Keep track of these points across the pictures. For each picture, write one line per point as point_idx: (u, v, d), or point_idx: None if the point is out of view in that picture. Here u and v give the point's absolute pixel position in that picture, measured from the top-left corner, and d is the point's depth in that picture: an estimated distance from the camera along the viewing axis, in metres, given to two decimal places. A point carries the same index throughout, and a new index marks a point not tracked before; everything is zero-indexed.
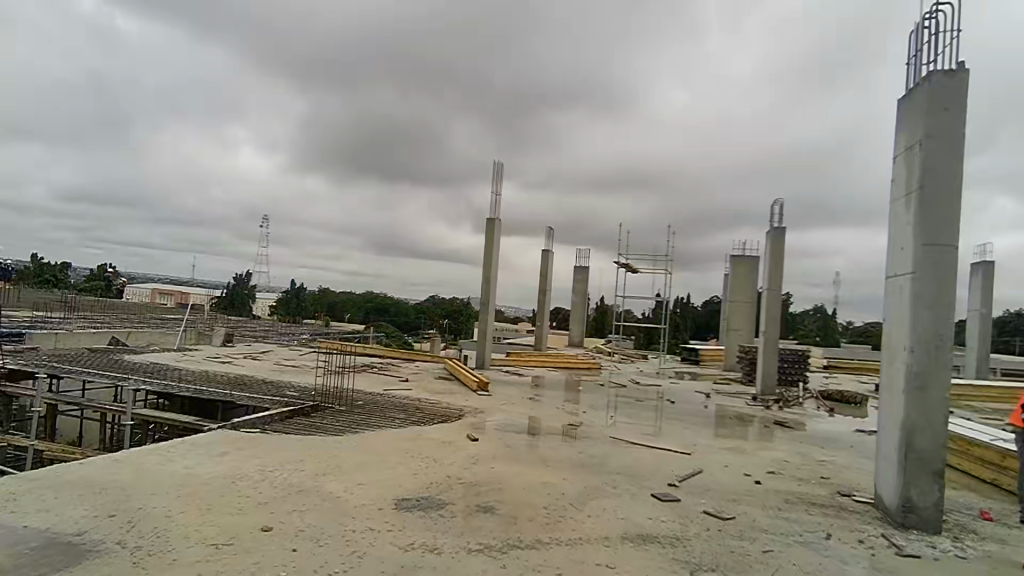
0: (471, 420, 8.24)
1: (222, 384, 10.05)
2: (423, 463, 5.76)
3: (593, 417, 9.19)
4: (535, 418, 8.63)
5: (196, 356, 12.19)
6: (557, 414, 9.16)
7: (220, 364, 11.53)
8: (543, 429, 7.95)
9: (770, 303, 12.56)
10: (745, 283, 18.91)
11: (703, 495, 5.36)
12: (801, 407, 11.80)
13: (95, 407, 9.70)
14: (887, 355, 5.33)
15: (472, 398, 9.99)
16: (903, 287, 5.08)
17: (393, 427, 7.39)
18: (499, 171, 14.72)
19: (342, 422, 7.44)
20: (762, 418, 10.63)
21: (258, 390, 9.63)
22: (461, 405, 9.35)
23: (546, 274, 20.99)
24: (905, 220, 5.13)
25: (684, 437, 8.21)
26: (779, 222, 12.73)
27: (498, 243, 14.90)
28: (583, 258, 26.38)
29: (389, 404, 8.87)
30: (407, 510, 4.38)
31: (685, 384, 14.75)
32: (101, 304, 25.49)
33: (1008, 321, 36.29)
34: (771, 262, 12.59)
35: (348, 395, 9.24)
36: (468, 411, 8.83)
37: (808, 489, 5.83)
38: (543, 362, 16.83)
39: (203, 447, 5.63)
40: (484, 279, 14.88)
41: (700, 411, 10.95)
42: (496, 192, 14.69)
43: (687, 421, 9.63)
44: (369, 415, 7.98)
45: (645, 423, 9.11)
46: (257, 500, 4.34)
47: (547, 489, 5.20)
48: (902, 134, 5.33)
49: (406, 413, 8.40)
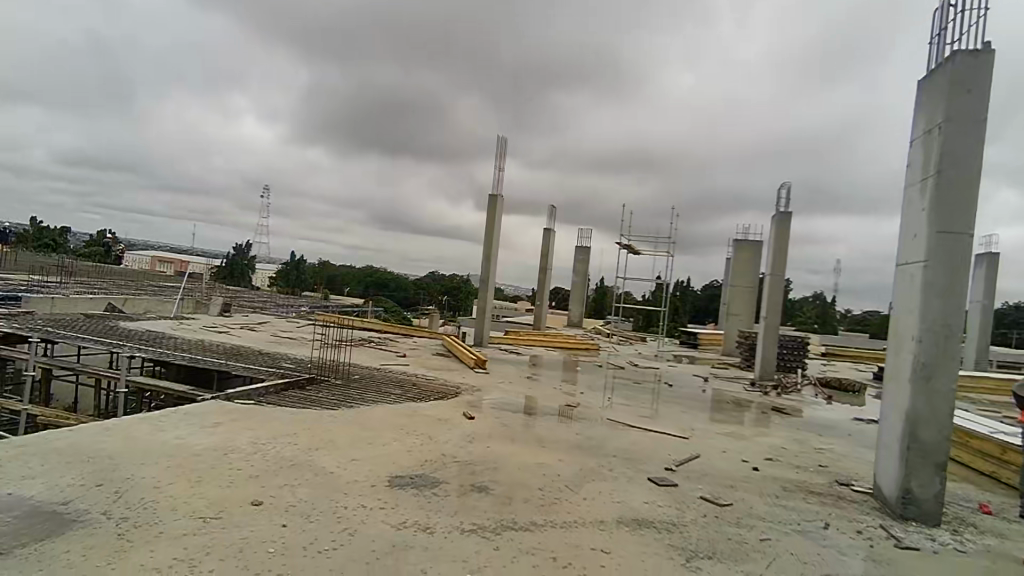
0: (468, 397, 8.17)
1: (218, 354, 9.97)
2: (418, 439, 5.69)
3: (590, 398, 9.12)
4: (532, 398, 8.57)
5: (193, 324, 12.11)
6: (554, 393, 9.10)
7: (217, 334, 11.44)
8: (540, 409, 7.89)
9: (772, 288, 12.43)
10: (747, 268, 18.77)
11: (700, 480, 5.30)
12: (799, 393, 11.75)
13: (89, 373, 9.62)
14: (894, 344, 5.21)
15: (469, 375, 9.93)
16: (915, 275, 4.95)
17: (389, 402, 7.33)
18: (503, 146, 14.47)
19: (338, 395, 7.37)
20: (760, 404, 10.59)
21: (254, 361, 9.56)
22: (458, 382, 9.28)
23: (547, 253, 20.84)
24: (920, 206, 4.98)
25: (682, 421, 8.16)
26: (785, 207, 12.54)
27: (500, 220, 14.72)
28: (585, 238, 26.20)
29: (386, 379, 8.80)
30: (401, 488, 4.31)
31: (683, 367, 14.71)
32: (99, 270, 25.36)
33: (1007, 314, 36.24)
34: (775, 247, 12.43)
35: (345, 369, 9.16)
36: (465, 388, 8.77)
37: (806, 477, 5.78)
38: (541, 341, 16.77)
39: (195, 417, 5.55)
40: (484, 256, 14.73)
41: (698, 395, 10.90)
42: (499, 168, 14.46)
43: (685, 405, 9.58)
44: (365, 390, 7.91)
45: (643, 405, 9.06)
46: (248, 473, 4.26)
47: (542, 470, 5.13)
48: (921, 117, 5.15)
49: (402, 388, 8.33)
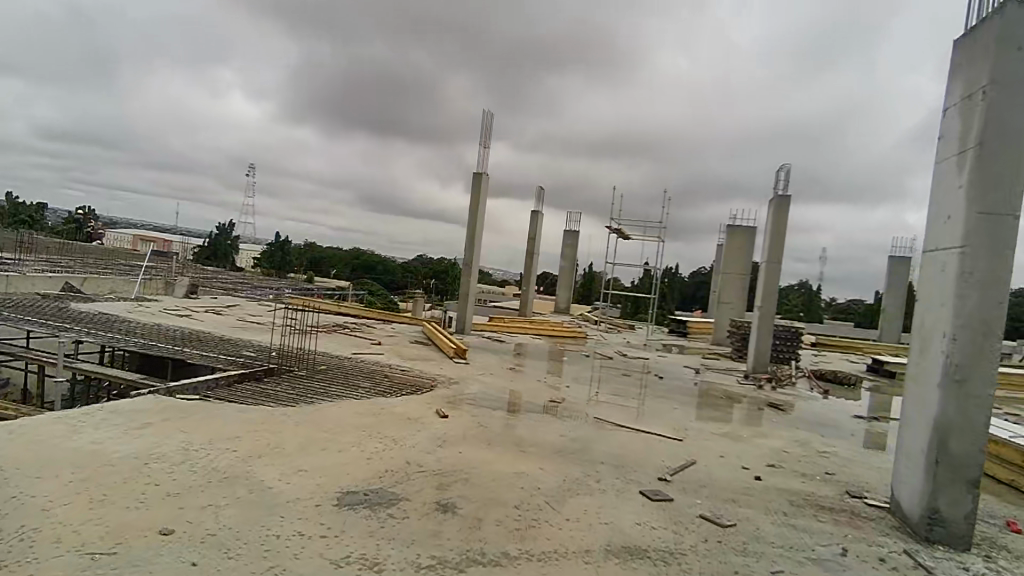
0: (443, 391, 7.50)
1: (174, 340, 9.19)
2: (380, 443, 5.01)
3: (577, 392, 8.49)
4: (513, 392, 7.92)
5: (152, 307, 11.28)
6: (538, 387, 8.46)
7: (177, 317, 10.63)
8: (521, 405, 7.25)
9: (768, 276, 11.85)
10: (739, 255, 18.19)
11: (698, 494, 4.68)
12: (794, 387, 11.22)
13: (31, 359, 8.80)
14: (919, 341, 4.62)
15: (447, 366, 9.25)
16: (947, 262, 4.34)
17: (355, 397, 6.64)
18: (488, 122, 13.68)
19: (298, 389, 6.67)
20: (754, 398, 10.04)
21: (213, 349, 8.80)
22: (434, 373, 8.61)
23: (534, 236, 20.14)
24: (955, 183, 4.35)
25: (674, 418, 7.57)
26: (784, 189, 11.92)
27: (484, 200, 13.96)
28: (574, 222, 25.49)
29: (355, 371, 8.09)
30: (350, 509, 3.64)
31: (673, 358, 14.14)
32: (69, 248, 24.25)
33: None
34: (772, 232, 11.83)
35: (311, 359, 8.44)
36: (440, 381, 8.10)
37: (814, 488, 5.19)
38: (526, 328, 16.13)
39: (121, 418, 4.82)
40: (468, 238, 13.99)
41: (690, 388, 10.32)
42: (484, 145, 13.67)
43: (676, 399, 9.00)
44: (330, 382, 7.21)
45: (632, 400, 8.45)
46: (165, 490, 3.57)
47: (520, 482, 4.48)
48: (958, 81, 4.51)
49: (372, 381, 7.64)
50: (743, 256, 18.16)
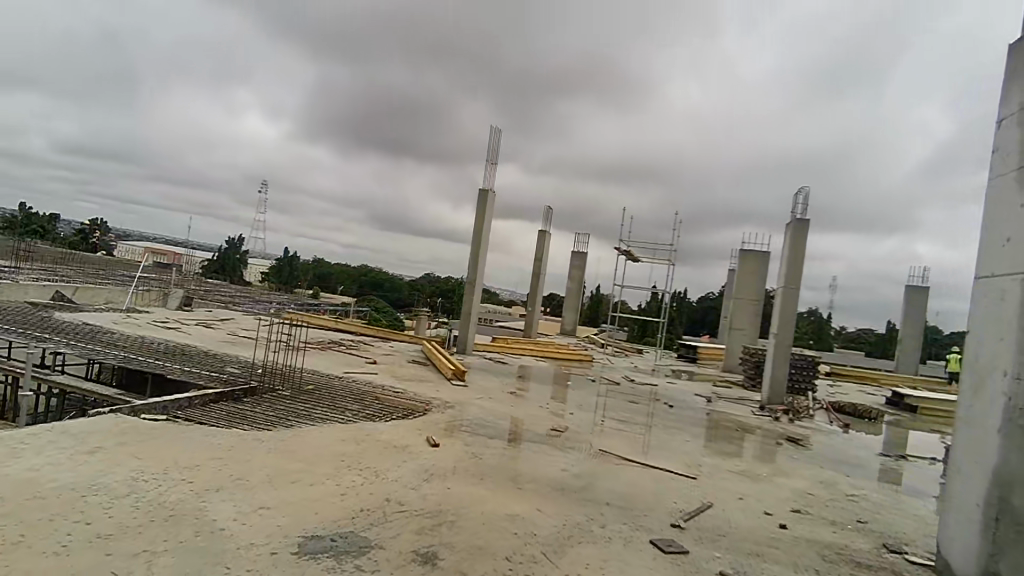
0: (437, 416, 6.97)
1: (157, 354, 8.71)
2: (359, 475, 4.48)
3: (581, 420, 7.92)
4: (512, 418, 7.37)
5: (140, 318, 10.84)
6: (539, 413, 7.91)
7: (164, 330, 10.17)
8: (520, 433, 6.70)
9: (785, 302, 11.29)
10: (752, 280, 17.62)
11: (717, 545, 4.11)
12: (812, 420, 10.57)
13: (5, 370, 8.33)
14: (974, 377, 4.06)
15: (444, 389, 8.72)
16: (1007, 290, 3.81)
17: (339, 421, 6.12)
18: (496, 138, 13.30)
19: (278, 411, 6.16)
20: (770, 431, 9.42)
21: (196, 365, 8.32)
22: (429, 396, 8.08)
23: (541, 256, 19.68)
24: (1015, 201, 3.85)
25: (686, 451, 6.98)
26: (803, 212, 11.41)
27: (490, 216, 13.54)
28: (582, 243, 25.04)
29: (343, 392, 7.57)
30: (311, 558, 3.11)
31: (683, 385, 13.52)
32: (71, 258, 24.03)
33: None
34: (790, 257, 11.30)
35: (298, 378, 7.94)
36: (435, 405, 7.56)
37: (847, 540, 4.60)
38: (530, 349, 15.58)
39: (71, 441, 4.33)
40: (472, 255, 13.55)
41: (702, 418, 9.71)
42: (491, 160, 13.28)
43: (688, 431, 8.41)
44: (316, 404, 6.71)
45: (640, 431, 7.87)
46: (96, 532, 3.06)
47: (513, 526, 3.93)
48: (1015, 89, 4.02)
49: (360, 403, 7.11)
50: (756, 282, 17.60)
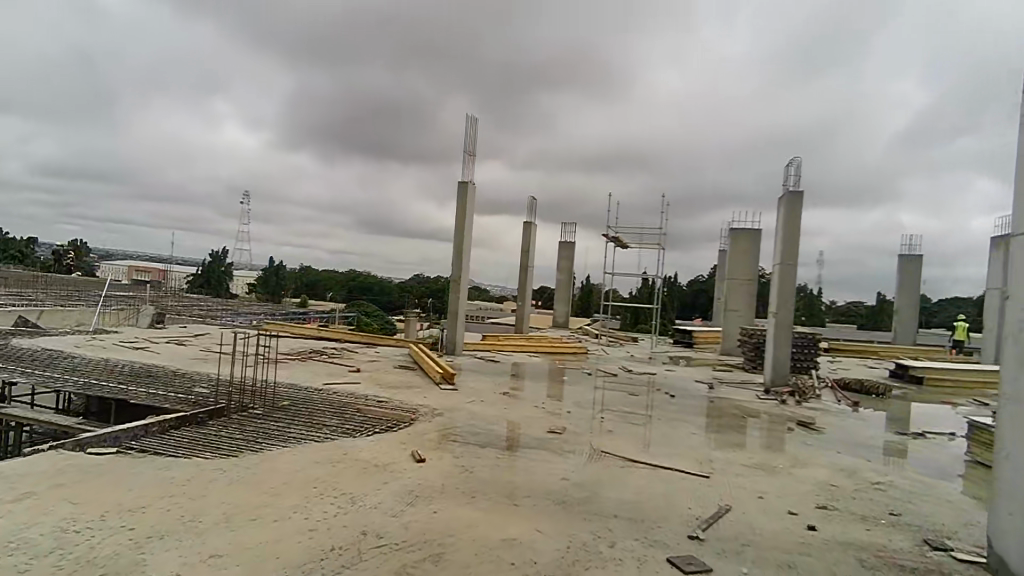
0: (424, 425, 6.42)
1: (120, 377, 8.09)
2: (333, 504, 3.94)
3: (580, 419, 7.40)
4: (506, 422, 6.84)
5: (106, 340, 10.19)
6: (534, 414, 7.38)
7: (131, 351, 9.53)
8: (515, 438, 6.18)
9: (783, 279, 10.84)
10: (745, 259, 17.19)
11: (742, 558, 3.61)
12: (820, 400, 10.13)
13: None
14: (1018, 348, 3.58)
15: (432, 394, 8.18)
16: None
17: (315, 439, 5.56)
18: (472, 127, 12.71)
19: (247, 433, 5.60)
20: (779, 415, 8.97)
21: (162, 387, 7.71)
22: (415, 404, 7.52)
23: (528, 248, 19.15)
24: None
25: (695, 445, 6.49)
26: (796, 184, 10.94)
27: (471, 209, 12.97)
28: (569, 234, 24.53)
29: (322, 406, 7.00)
30: None
31: (682, 372, 13.04)
32: (42, 280, 23.14)
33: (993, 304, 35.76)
34: (786, 231, 10.83)
35: (273, 395, 7.35)
36: (422, 413, 7.02)
37: (884, 537, 4.13)
38: (522, 345, 15.06)
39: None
40: (455, 251, 12.99)
41: (706, 406, 9.24)
42: (469, 151, 12.72)
43: (693, 421, 7.93)
44: (291, 422, 6.14)
45: (643, 426, 7.37)
46: None
47: (509, 554, 3.41)
48: None
49: (340, 417, 6.55)
50: (749, 261, 17.17)
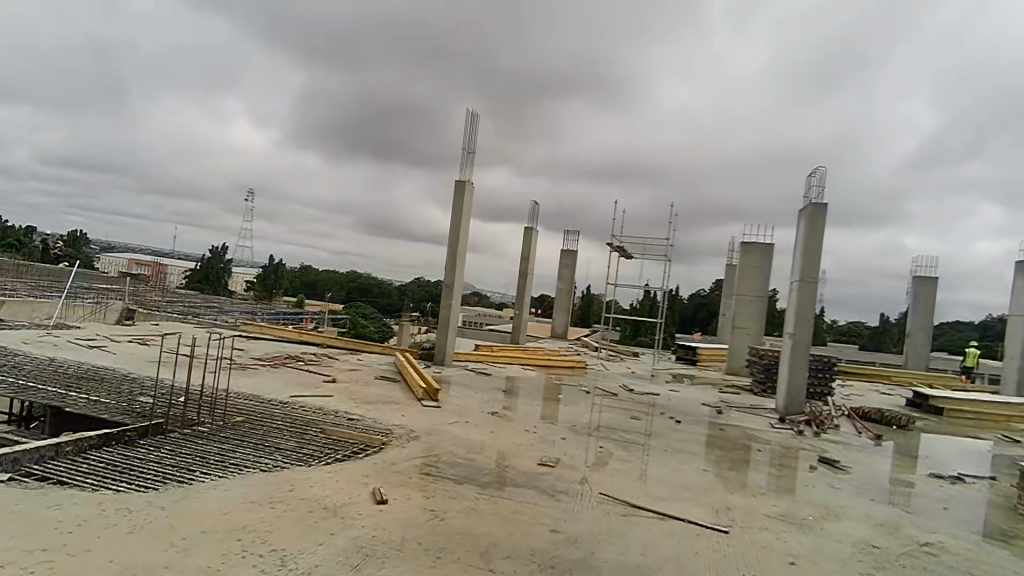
0: (396, 452, 5.55)
1: (61, 381, 7.20)
2: (255, 568, 3.08)
3: (576, 449, 6.54)
4: (491, 450, 5.97)
5: (60, 337, 9.31)
6: (524, 441, 6.51)
7: (83, 350, 8.65)
8: (500, 472, 5.31)
9: (802, 297, 9.99)
10: (755, 274, 16.34)
11: None
12: (840, 431, 9.25)
13: None
14: None
15: (411, 412, 7.32)
16: None
17: (262, 468, 4.69)
18: (472, 123, 11.85)
19: (181, 459, 4.73)
20: (797, 447, 8.10)
21: (106, 394, 6.83)
22: (390, 423, 6.64)
23: (528, 255, 18.31)
24: None
25: (708, 486, 5.62)
26: (819, 194, 10.09)
27: (468, 211, 12.12)
28: (571, 242, 23.70)
29: (281, 423, 6.11)
30: None
31: (687, 393, 12.17)
32: (25, 267, 22.31)
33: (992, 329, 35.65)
34: (806, 245, 9.98)
35: (227, 409, 6.47)
36: (397, 436, 6.16)
37: None
38: (517, 357, 14.16)
39: None
40: (449, 255, 12.15)
41: (715, 434, 8.37)
42: (468, 148, 11.89)
43: (702, 453, 7.07)
44: (238, 445, 5.26)
45: (646, 458, 6.50)
46: None
47: None
48: None
49: (299, 438, 5.68)
50: (759, 276, 16.32)
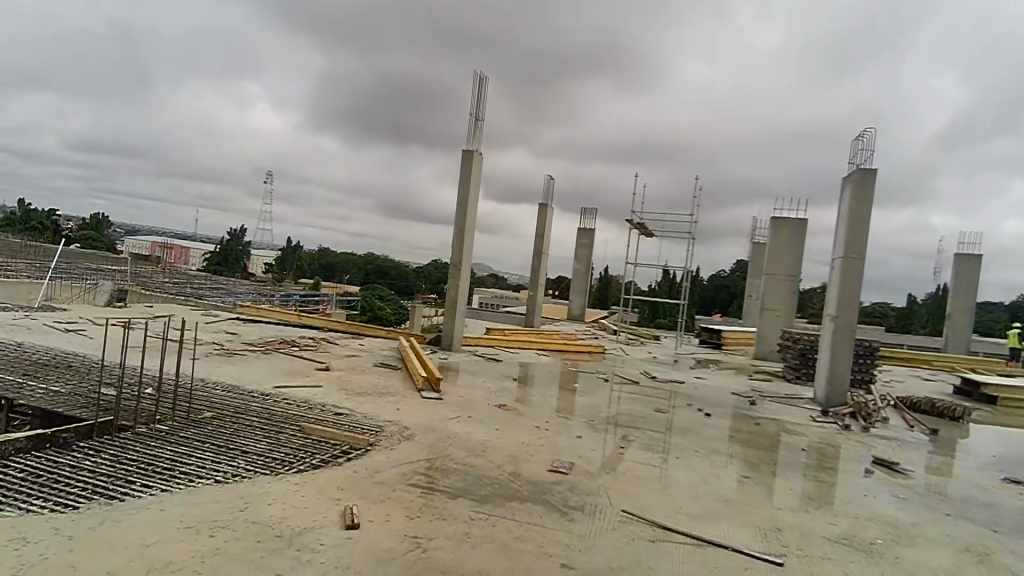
0: (382, 456, 4.75)
1: (22, 368, 6.50)
2: None
3: (593, 449, 5.69)
4: (494, 452, 5.15)
5: (37, 320, 8.64)
6: (533, 440, 5.69)
7: (58, 335, 7.97)
8: (503, 480, 4.49)
9: (846, 276, 8.98)
10: (786, 252, 15.25)
11: None
12: (889, 425, 8.30)
13: None
14: None
15: (409, 405, 6.54)
16: None
17: (215, 479, 3.92)
18: (480, 88, 10.89)
19: (120, 467, 3.97)
20: (844, 444, 7.17)
21: (68, 384, 6.13)
22: (381, 419, 5.86)
23: (542, 233, 17.39)
24: None
25: (749, 497, 4.74)
26: (867, 159, 9.00)
27: (475, 185, 11.22)
28: (588, 220, 22.68)
29: (254, 419, 5.34)
30: None
31: (714, 380, 11.28)
32: (35, 249, 21.98)
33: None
34: (852, 216, 8.94)
35: (198, 401, 5.72)
36: (387, 434, 5.36)
37: None
38: (530, 341, 13.33)
39: None
40: (457, 232, 11.30)
41: (750, 429, 7.48)
42: (475, 115, 10.95)
43: (738, 452, 6.20)
44: (196, 448, 4.50)
45: (674, 459, 5.65)
46: None
47: None
48: None
49: (271, 438, 4.91)
50: (790, 254, 15.24)
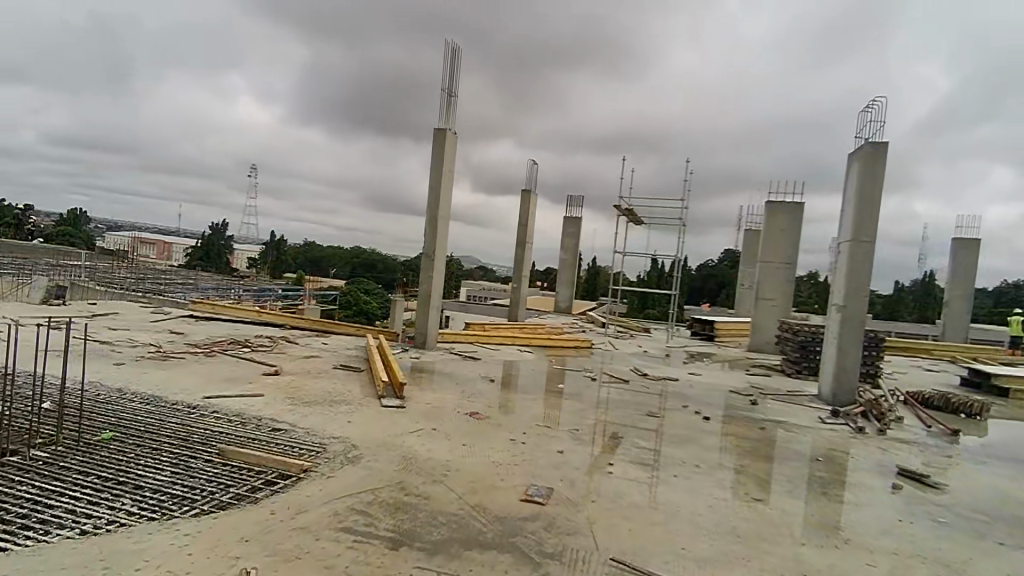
0: (315, 487, 3.84)
1: None
2: None
3: (576, 467, 4.82)
4: (456, 477, 4.25)
5: None
6: (507, 459, 4.80)
7: None
8: (463, 517, 3.59)
9: (855, 261, 8.16)
10: (782, 239, 14.47)
11: None
12: (905, 425, 7.54)
13: None
14: None
15: (364, 416, 5.63)
16: None
17: (78, 532, 2.99)
18: (452, 59, 9.94)
19: None
20: (859, 451, 6.37)
21: None
22: (327, 435, 4.94)
23: (525, 222, 16.48)
24: None
25: (764, 530, 3.89)
26: (876, 132, 8.17)
27: (448, 167, 10.27)
28: (574, 208, 21.81)
29: (167, 440, 4.41)
30: None
31: (709, 376, 10.47)
32: None
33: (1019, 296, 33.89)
34: (862, 195, 8.11)
35: (104, 416, 4.78)
36: (329, 456, 4.45)
37: None
38: (513, 336, 12.45)
39: None
40: (429, 219, 10.37)
41: (753, 434, 6.67)
42: (447, 90, 10.01)
43: (743, 466, 5.37)
44: (71, 484, 3.55)
45: (672, 478, 4.79)
46: None
47: None
48: None
49: (179, 465, 3.98)
50: (786, 241, 14.46)
